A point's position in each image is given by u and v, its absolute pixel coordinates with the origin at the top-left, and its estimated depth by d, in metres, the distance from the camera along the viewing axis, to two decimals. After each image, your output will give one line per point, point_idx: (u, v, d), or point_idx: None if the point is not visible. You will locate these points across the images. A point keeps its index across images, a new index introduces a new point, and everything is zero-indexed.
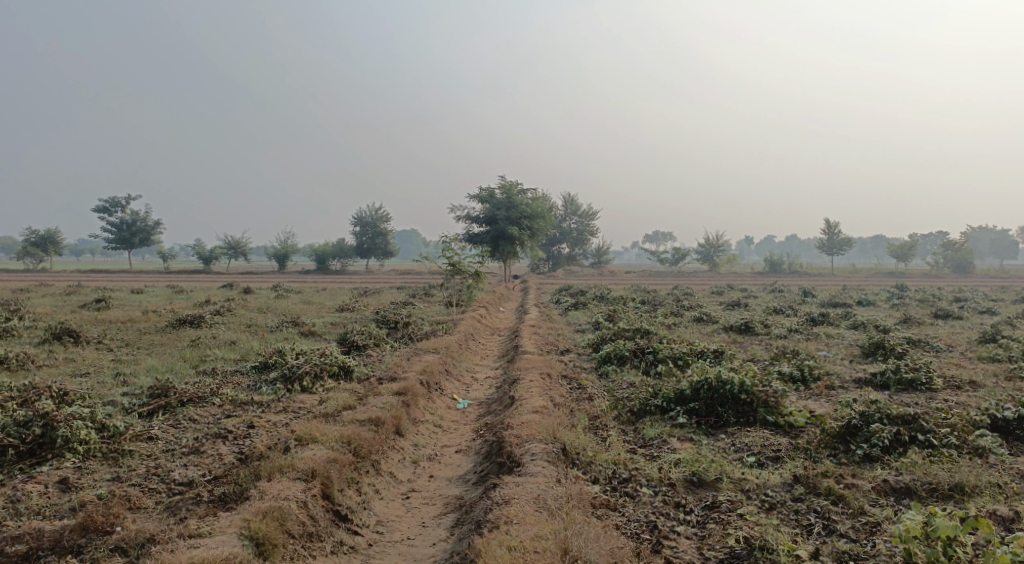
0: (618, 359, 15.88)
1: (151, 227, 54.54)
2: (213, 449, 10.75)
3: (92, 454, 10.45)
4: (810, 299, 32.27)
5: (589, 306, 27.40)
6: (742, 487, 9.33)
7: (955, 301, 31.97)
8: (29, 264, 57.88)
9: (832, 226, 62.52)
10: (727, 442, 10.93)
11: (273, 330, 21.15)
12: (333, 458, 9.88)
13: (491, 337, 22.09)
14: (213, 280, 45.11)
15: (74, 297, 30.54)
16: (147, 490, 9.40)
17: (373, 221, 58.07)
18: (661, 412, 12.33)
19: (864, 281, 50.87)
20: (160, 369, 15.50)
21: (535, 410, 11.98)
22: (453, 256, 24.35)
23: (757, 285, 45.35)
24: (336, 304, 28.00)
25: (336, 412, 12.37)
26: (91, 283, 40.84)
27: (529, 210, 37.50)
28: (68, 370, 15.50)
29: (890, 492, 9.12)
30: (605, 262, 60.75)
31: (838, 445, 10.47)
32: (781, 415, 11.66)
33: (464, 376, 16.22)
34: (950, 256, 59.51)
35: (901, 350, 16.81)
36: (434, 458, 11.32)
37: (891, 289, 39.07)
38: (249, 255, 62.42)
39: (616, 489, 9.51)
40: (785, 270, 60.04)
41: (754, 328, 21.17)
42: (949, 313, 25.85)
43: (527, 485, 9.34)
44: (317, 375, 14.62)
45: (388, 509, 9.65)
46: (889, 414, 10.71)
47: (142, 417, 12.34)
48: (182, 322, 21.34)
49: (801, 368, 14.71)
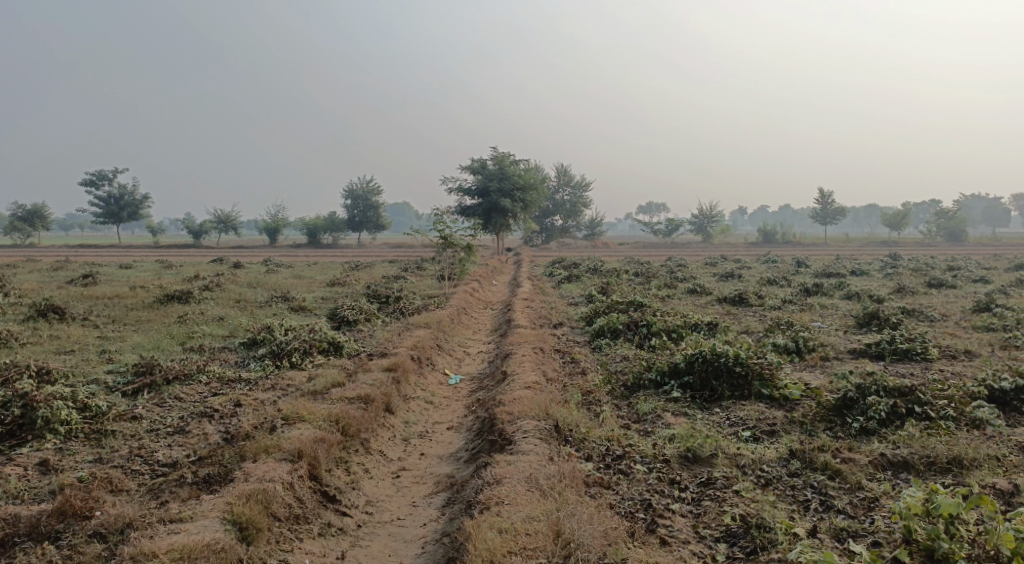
0: (611, 332, 15.69)
1: (140, 201, 53.86)
2: (198, 429, 10.52)
3: (75, 435, 10.21)
4: (803, 269, 32.05)
5: (582, 278, 27.17)
6: (738, 463, 9.17)
7: (949, 269, 31.76)
8: (17, 240, 57.13)
9: (824, 196, 62.28)
10: (722, 416, 10.77)
11: (263, 305, 20.87)
12: (320, 438, 9.66)
13: (484, 310, 21.88)
14: (203, 255, 44.60)
15: (62, 272, 30.17)
16: (128, 472, 9.18)
17: (364, 194, 57.56)
18: (655, 386, 12.16)
19: (857, 250, 50.82)
20: (146, 346, 15.23)
21: (527, 385, 11.77)
22: (445, 229, 23.99)
23: (750, 255, 45.26)
24: (327, 279, 27.68)
25: (325, 389, 12.14)
26: (79, 258, 40.28)
27: (522, 181, 37.09)
28: (52, 348, 15.19)
29: (888, 466, 8.96)
30: (598, 233, 60.38)
31: (834, 419, 10.30)
32: (776, 388, 11.49)
33: (456, 350, 16.01)
34: (942, 225, 59.45)
35: (896, 320, 16.67)
36: (425, 435, 11.13)
37: (884, 259, 38.94)
38: (240, 229, 61.82)
39: (609, 466, 9.34)
40: (779, 240, 59.85)
41: (748, 300, 21.00)
42: (943, 282, 25.74)
43: (519, 464, 9.15)
44: (306, 351, 14.37)
45: (377, 489, 9.46)
46: (886, 386, 10.52)
47: (127, 396, 12.08)
48: (170, 297, 21.04)
49: (796, 340, 14.53)
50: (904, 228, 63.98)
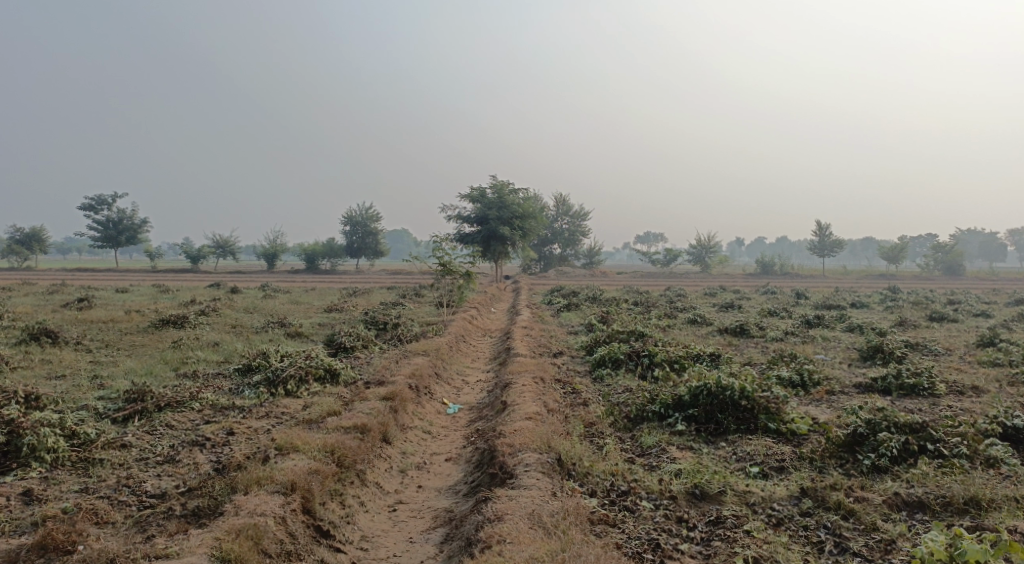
0: (613, 362, 15.40)
1: (138, 226, 53.67)
2: (189, 458, 10.20)
3: (61, 463, 9.88)
4: (803, 301, 31.86)
5: (582, 307, 26.91)
6: (747, 500, 8.86)
7: (949, 303, 31.55)
8: (14, 262, 56.80)
9: (822, 228, 62.27)
10: (728, 451, 10.46)
11: (259, 331, 20.57)
12: (315, 469, 9.35)
13: (483, 338, 21.59)
14: (200, 279, 44.30)
15: (56, 295, 29.84)
16: (115, 504, 8.86)
17: (363, 220, 57.41)
18: (659, 419, 11.85)
19: (856, 283, 50.67)
20: (139, 372, 14.91)
21: (528, 416, 11.46)
22: (444, 256, 23.75)
23: (748, 286, 45.06)
24: (325, 305, 27.41)
25: (320, 418, 11.82)
26: (75, 282, 39.96)
27: (521, 210, 36.98)
28: (43, 372, 14.86)
29: (903, 506, 8.67)
30: (597, 262, 60.17)
31: (844, 455, 9.99)
32: (782, 422, 11.20)
33: (454, 379, 15.71)
34: (941, 258, 59.33)
35: (900, 354, 16.39)
36: (422, 467, 10.80)
37: (883, 291, 38.76)
38: (238, 254, 61.56)
39: (614, 502, 9.03)
40: (777, 271, 59.71)
41: (749, 331, 20.75)
42: (944, 316, 25.51)
43: (521, 499, 8.84)
44: (302, 378, 14.06)
45: (373, 523, 9.13)
46: (897, 422, 10.23)
47: (117, 423, 11.75)
48: (165, 322, 20.74)
49: (800, 373, 14.25)
50: (902, 261, 63.85)
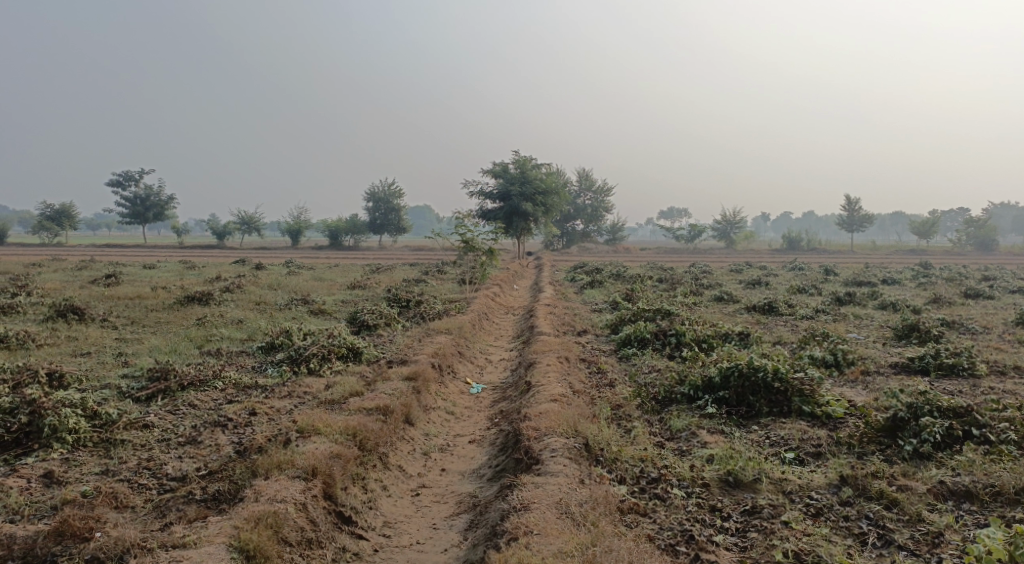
0: (639, 341, 15.04)
1: (165, 202, 53.87)
2: (211, 439, 10.06)
3: (83, 444, 9.77)
4: (832, 278, 31.19)
5: (606, 284, 26.55)
6: (784, 489, 8.56)
7: (985, 279, 30.65)
8: (45, 239, 57.34)
9: (851, 203, 61.00)
10: (761, 435, 10.12)
11: (283, 309, 20.45)
12: (336, 454, 9.14)
13: (506, 316, 21.33)
14: (225, 256, 44.38)
15: (85, 272, 30.01)
16: (134, 487, 8.73)
17: (386, 197, 57.22)
18: (688, 401, 11.50)
19: (886, 258, 49.70)
20: (163, 350, 14.83)
21: (554, 398, 11.16)
22: (466, 232, 23.43)
23: (775, 262, 44.42)
24: (348, 282, 27.28)
25: (342, 399, 11.62)
26: (103, 258, 40.18)
27: (544, 185, 36.51)
28: (69, 350, 14.84)
29: (948, 496, 8.33)
30: (621, 239, 59.41)
31: (884, 440, 9.61)
32: (817, 405, 10.80)
33: (478, 358, 15.46)
34: (973, 233, 57.97)
35: (937, 333, 15.85)
36: (446, 449, 10.57)
37: (915, 268, 37.78)
38: (262, 231, 61.70)
39: (644, 490, 8.75)
40: (804, 247, 58.69)
41: (778, 308, 20.27)
42: (979, 293, 24.75)
43: (548, 487, 8.58)
44: (325, 357, 13.88)
45: (396, 509, 8.93)
46: (940, 407, 9.78)
47: (140, 402, 11.63)
48: (190, 299, 20.71)
49: (834, 353, 13.78)
50: (933, 236, 62.45)
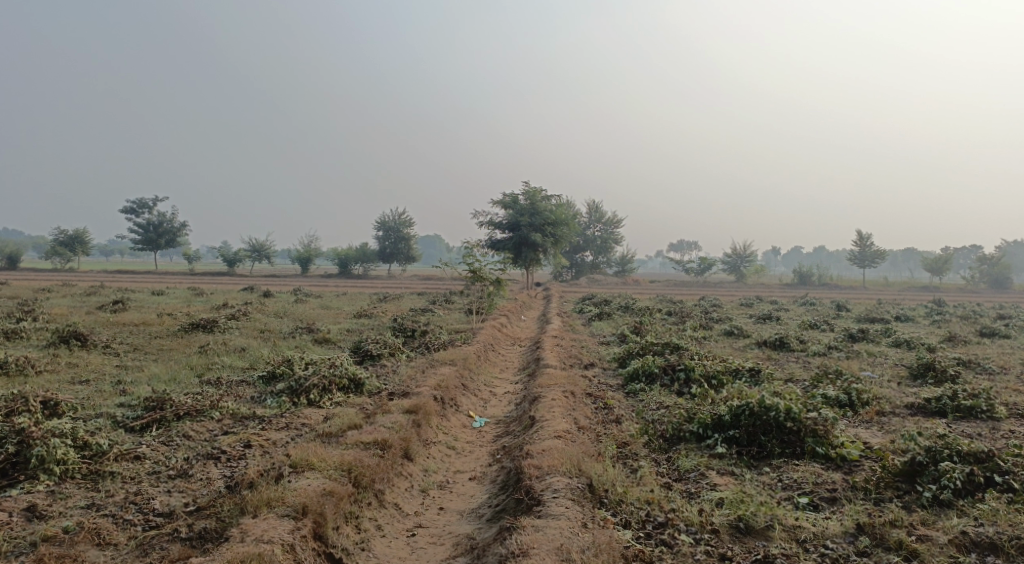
0: (646, 376, 14.65)
1: (177, 229, 53.97)
2: (202, 473, 9.73)
3: (71, 475, 9.44)
4: (845, 314, 30.70)
5: (614, 316, 26.20)
6: (797, 537, 8.21)
7: (1000, 318, 30.13)
8: (57, 264, 57.45)
9: (863, 238, 60.56)
10: (773, 477, 9.72)
11: (287, 337, 20.18)
12: (329, 491, 8.81)
13: (512, 347, 21.00)
14: (234, 283, 44.31)
15: (93, 298, 29.86)
16: (119, 523, 8.41)
17: (396, 226, 57.16)
18: (697, 440, 11.10)
19: (898, 294, 49.16)
20: (162, 378, 14.55)
21: (558, 435, 10.78)
22: (475, 262, 23.17)
23: (785, 297, 43.98)
24: (355, 310, 27.04)
25: (340, 431, 11.27)
26: (113, 284, 40.10)
27: (553, 217, 36.32)
28: (68, 377, 14.58)
29: (972, 547, 8.01)
30: (630, 271, 59.20)
31: (901, 486, 9.20)
32: (831, 447, 10.38)
33: (482, 390, 15.11)
34: (986, 271, 57.28)
35: (954, 373, 15.40)
36: (445, 486, 10.20)
37: (928, 305, 37.25)
38: (272, 258, 61.62)
39: (649, 536, 8.37)
40: (815, 282, 58.15)
41: (789, 344, 19.86)
42: (995, 332, 24.23)
43: (549, 531, 8.22)
44: (325, 388, 13.54)
45: (390, 550, 8.56)
46: (961, 451, 9.34)
47: (133, 432, 11.31)
48: (195, 326, 20.48)
49: (848, 392, 13.35)
50: (945, 273, 61.79)
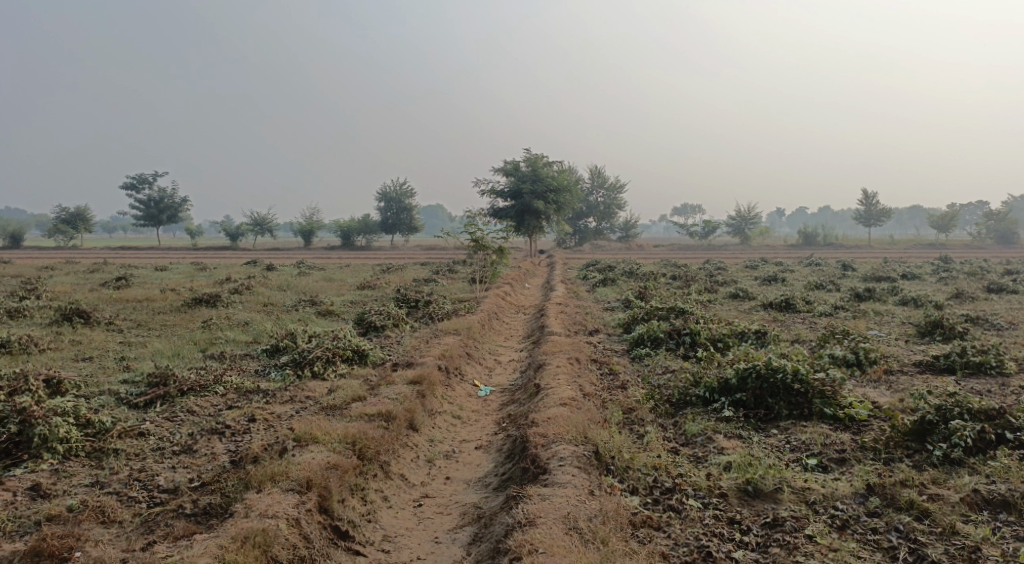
0: (652, 341, 14.54)
1: (179, 204, 53.76)
2: (207, 448, 9.67)
3: (74, 454, 9.39)
4: (850, 273, 30.48)
5: (618, 282, 26.04)
6: (807, 499, 8.14)
7: (1006, 274, 29.90)
8: (61, 241, 57.36)
9: (868, 196, 60.07)
10: (781, 440, 9.62)
11: (290, 310, 20.10)
12: (333, 464, 8.75)
13: (516, 315, 20.91)
14: (237, 257, 44.17)
15: (96, 275, 29.77)
16: (123, 500, 8.38)
17: (398, 196, 56.87)
18: (704, 404, 11.00)
19: (905, 253, 48.83)
20: (166, 353, 14.47)
21: (563, 402, 10.69)
22: (477, 231, 22.91)
23: (790, 258, 43.63)
24: (358, 282, 26.92)
25: (344, 404, 11.20)
26: (117, 261, 40.03)
27: (555, 183, 36.03)
28: (71, 354, 14.51)
29: (984, 505, 7.92)
30: (633, 236, 58.92)
31: (911, 445, 9.09)
32: (839, 407, 10.26)
33: (487, 359, 15.03)
34: (992, 226, 56.85)
35: (962, 330, 15.24)
36: (451, 456, 10.14)
37: (935, 262, 36.95)
38: (275, 232, 61.39)
39: (657, 502, 8.31)
40: (820, 242, 57.79)
41: (795, 305, 19.72)
42: (1002, 288, 24.00)
43: (555, 500, 8.16)
44: (329, 360, 13.46)
45: (397, 521, 8.52)
46: (971, 409, 9.21)
47: (137, 409, 11.24)
48: (198, 301, 20.39)
49: (855, 351, 13.21)
50: (951, 230, 61.30)
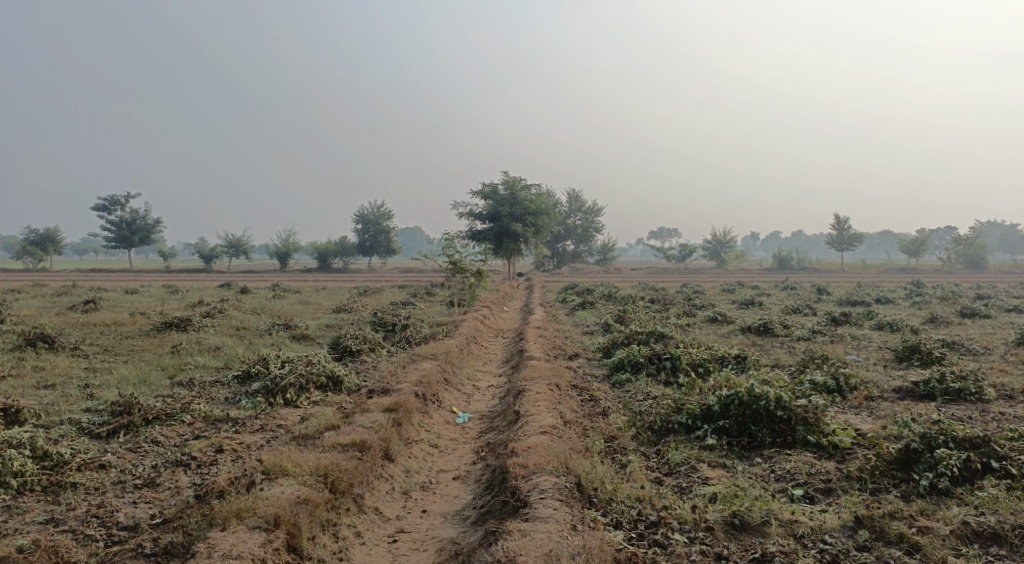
0: (632, 366, 14.28)
1: (152, 226, 52.91)
2: (171, 481, 9.25)
3: (29, 489, 8.90)
4: (826, 297, 30.58)
5: (597, 305, 25.84)
6: (795, 532, 7.91)
7: (977, 298, 30.13)
8: (30, 263, 56.17)
9: (840, 221, 60.65)
10: (766, 469, 9.39)
11: (264, 334, 19.62)
12: (303, 499, 8.38)
13: (495, 339, 20.60)
14: (211, 280, 43.37)
15: (64, 299, 28.99)
16: (79, 539, 7.94)
17: (375, 218, 56.42)
18: (686, 431, 10.74)
19: (877, 277, 49.26)
20: (132, 380, 13.97)
21: (543, 430, 10.39)
22: (454, 254, 22.61)
23: (767, 282, 43.75)
24: (334, 305, 26.48)
25: (317, 433, 10.81)
26: (87, 284, 39.18)
27: (533, 206, 35.88)
28: (33, 382, 13.95)
29: (974, 538, 7.74)
30: (611, 259, 58.92)
31: (897, 474, 8.91)
32: (823, 435, 10.06)
33: (465, 385, 14.69)
34: (961, 251, 57.62)
35: (940, 355, 15.17)
36: (427, 487, 9.79)
37: (907, 286, 37.25)
38: (250, 254, 60.56)
39: (642, 536, 8.03)
40: (794, 266, 58.15)
41: (773, 329, 19.62)
42: (976, 313, 24.12)
43: (537, 536, 7.86)
44: (302, 387, 13.05)
45: (370, 558, 8.17)
46: (956, 436, 9.04)
47: (99, 439, 10.76)
48: (168, 325, 19.84)
49: (836, 377, 13.06)
50: (922, 255, 62.00)
